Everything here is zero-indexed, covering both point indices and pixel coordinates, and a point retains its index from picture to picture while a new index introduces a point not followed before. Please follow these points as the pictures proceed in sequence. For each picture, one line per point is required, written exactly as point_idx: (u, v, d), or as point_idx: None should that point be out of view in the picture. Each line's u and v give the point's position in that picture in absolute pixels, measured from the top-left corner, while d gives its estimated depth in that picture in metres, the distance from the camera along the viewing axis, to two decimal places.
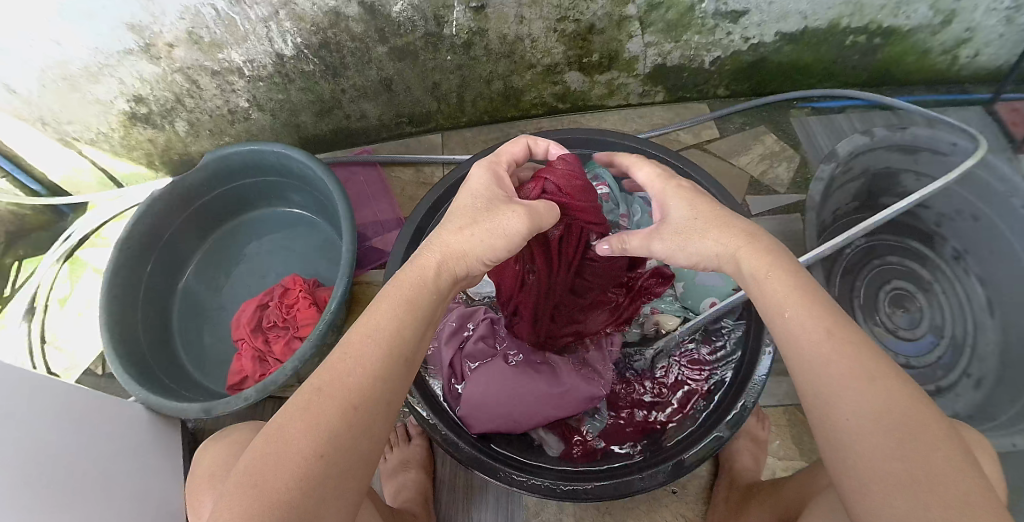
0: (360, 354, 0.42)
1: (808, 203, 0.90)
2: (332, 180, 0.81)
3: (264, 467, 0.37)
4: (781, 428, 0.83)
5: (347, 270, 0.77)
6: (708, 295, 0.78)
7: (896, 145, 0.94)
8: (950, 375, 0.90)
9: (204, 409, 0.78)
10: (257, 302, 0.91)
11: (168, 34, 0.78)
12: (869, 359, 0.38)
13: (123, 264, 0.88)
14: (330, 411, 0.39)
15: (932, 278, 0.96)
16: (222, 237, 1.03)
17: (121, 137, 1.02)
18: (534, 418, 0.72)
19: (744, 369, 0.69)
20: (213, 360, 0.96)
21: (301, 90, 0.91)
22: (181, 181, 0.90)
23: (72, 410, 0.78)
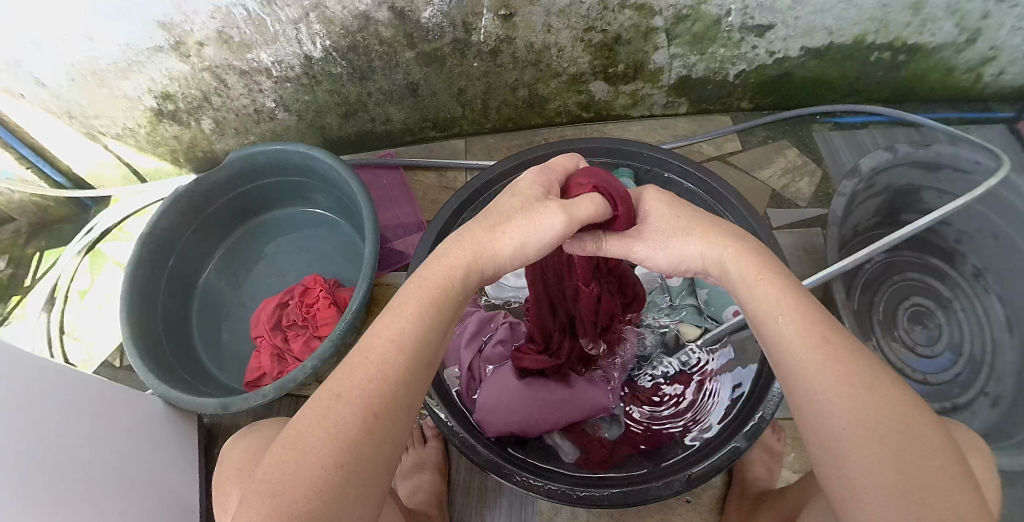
0: (382, 360, 0.41)
1: (830, 217, 0.89)
2: (356, 181, 0.82)
3: (283, 477, 0.37)
4: (797, 442, 0.82)
5: (369, 272, 0.78)
6: (731, 303, 0.78)
7: (919, 161, 0.93)
8: (966, 393, 0.89)
9: (221, 403, 0.78)
10: (277, 299, 0.92)
11: (199, 33, 0.79)
12: (860, 367, 0.38)
13: (145, 259, 0.89)
14: (347, 419, 0.38)
15: (951, 295, 0.95)
16: (243, 235, 1.04)
17: (147, 133, 1.03)
18: (545, 423, 0.72)
19: (761, 382, 0.69)
20: (231, 356, 0.97)
21: (327, 92, 0.92)
22: (205, 178, 0.91)
23: (84, 402, 0.77)
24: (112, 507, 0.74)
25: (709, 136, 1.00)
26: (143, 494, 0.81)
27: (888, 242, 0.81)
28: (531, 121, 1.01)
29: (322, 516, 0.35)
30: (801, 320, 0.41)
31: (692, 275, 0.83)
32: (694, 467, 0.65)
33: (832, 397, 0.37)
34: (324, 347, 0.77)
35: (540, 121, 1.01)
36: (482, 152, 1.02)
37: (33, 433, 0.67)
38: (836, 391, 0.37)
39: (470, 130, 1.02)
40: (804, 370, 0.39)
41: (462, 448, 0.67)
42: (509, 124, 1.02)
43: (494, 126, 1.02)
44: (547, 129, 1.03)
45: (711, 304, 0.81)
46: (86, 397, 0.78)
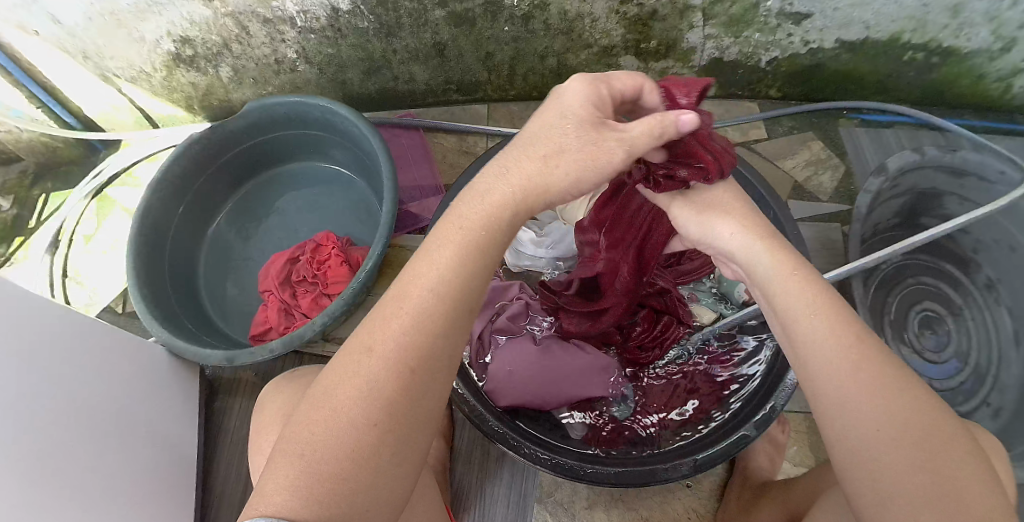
0: (416, 309, 0.37)
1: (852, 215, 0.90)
2: (377, 139, 0.79)
3: (320, 432, 0.35)
4: (800, 435, 0.82)
5: (386, 232, 0.76)
6: (741, 281, 0.76)
7: (944, 167, 0.91)
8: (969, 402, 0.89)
9: (227, 356, 0.77)
10: (288, 256, 0.90)
11: None
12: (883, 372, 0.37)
13: (157, 204, 0.88)
14: (382, 379, 0.36)
15: (963, 303, 0.94)
16: (255, 187, 1.03)
17: (164, 78, 1.01)
18: (555, 387, 0.72)
19: (772, 375, 0.69)
20: (237, 309, 0.97)
21: (352, 47, 0.89)
22: (221, 127, 0.90)
23: (90, 350, 0.77)
24: (112, 455, 0.75)
25: (736, 122, 0.99)
26: (147, 440, 0.82)
27: (913, 242, 0.80)
28: None
29: (372, 474, 0.35)
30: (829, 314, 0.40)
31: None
32: (700, 452, 0.65)
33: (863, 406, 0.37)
34: (334, 307, 0.76)
35: None
36: (506, 120, 0.99)
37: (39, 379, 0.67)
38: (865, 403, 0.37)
39: (495, 95, 0.99)
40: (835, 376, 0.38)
41: (468, 409, 0.67)
42: (535, 94, 0.99)
43: (519, 95, 0.99)
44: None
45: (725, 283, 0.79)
46: (92, 348, 0.78)
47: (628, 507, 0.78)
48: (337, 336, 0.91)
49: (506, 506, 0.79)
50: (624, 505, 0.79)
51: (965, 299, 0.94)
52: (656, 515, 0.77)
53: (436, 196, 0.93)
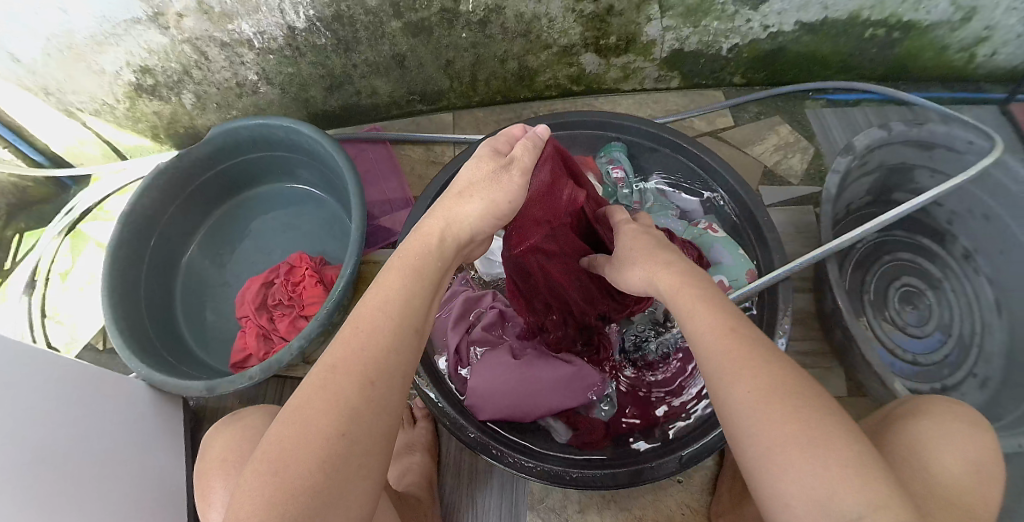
0: (372, 328, 0.40)
1: (825, 195, 0.85)
2: (343, 156, 0.79)
3: (286, 448, 0.36)
4: None
5: (356, 250, 0.75)
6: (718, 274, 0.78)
7: (911, 140, 0.91)
8: (956, 374, 0.89)
9: (207, 386, 0.76)
10: (262, 279, 0.90)
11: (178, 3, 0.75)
12: (769, 367, 0.38)
13: (127, 239, 0.87)
14: (347, 388, 0.37)
15: (942, 276, 0.95)
16: (227, 212, 1.02)
17: (126, 109, 1.00)
18: (535, 397, 0.71)
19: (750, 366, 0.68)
20: (217, 337, 0.96)
21: (312, 64, 0.88)
22: (188, 154, 0.89)
23: (74, 391, 0.76)
24: (100, 495, 0.73)
25: (702, 112, 0.98)
26: (133, 480, 0.81)
27: (883, 221, 0.80)
28: (520, 94, 0.98)
29: (328, 481, 0.35)
30: (708, 307, 0.44)
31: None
32: (686, 448, 0.65)
33: (746, 397, 0.37)
34: (310, 328, 0.75)
35: (530, 94, 0.98)
36: (472, 126, 0.98)
37: (26, 419, 0.67)
38: (756, 401, 0.37)
39: (459, 102, 0.99)
40: (733, 378, 0.38)
41: (449, 420, 0.66)
42: (499, 98, 0.98)
43: (483, 100, 0.98)
44: (538, 104, 1.00)
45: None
46: (77, 389, 0.77)
47: (621, 507, 0.78)
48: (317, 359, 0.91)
49: (499, 515, 0.78)
50: (618, 505, 0.78)
51: (943, 270, 0.95)
52: (649, 513, 0.77)
53: (405, 209, 0.92)
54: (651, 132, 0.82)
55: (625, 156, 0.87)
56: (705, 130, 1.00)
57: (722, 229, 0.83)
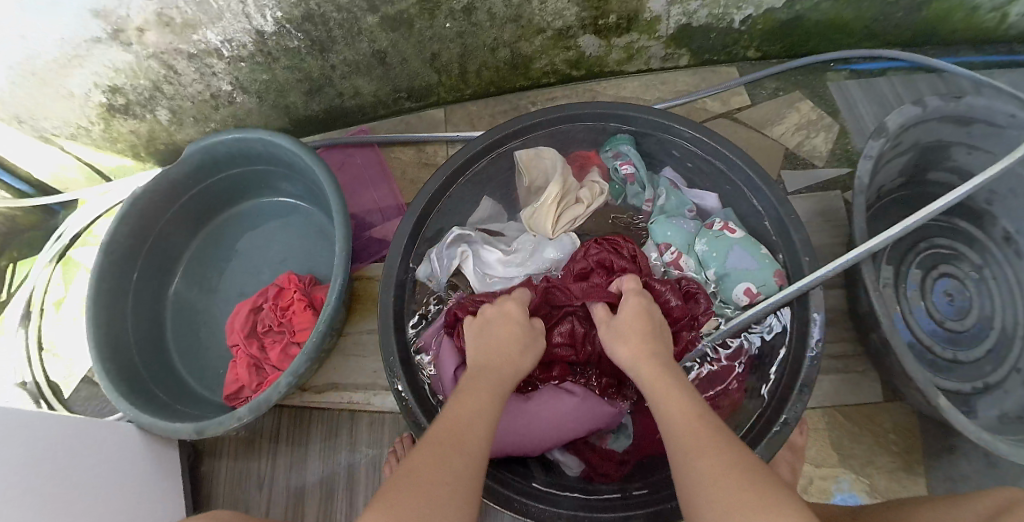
0: (510, 329, 0.60)
1: (856, 184, 0.71)
2: (321, 168, 0.71)
3: (417, 488, 0.38)
4: (818, 432, 0.79)
5: (342, 270, 0.68)
6: (742, 280, 0.68)
7: (948, 118, 0.77)
8: (998, 370, 0.79)
9: (196, 430, 0.70)
10: (250, 304, 0.83)
11: (137, 18, 0.69)
12: (722, 445, 0.40)
13: (110, 272, 0.81)
14: (479, 417, 0.46)
15: (980, 261, 0.85)
16: (209, 233, 0.95)
17: (103, 130, 0.94)
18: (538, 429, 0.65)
19: (782, 385, 0.62)
20: (210, 366, 0.90)
21: (287, 68, 0.81)
22: (164, 176, 0.82)
23: (85, 433, 0.70)
24: None
25: (715, 90, 0.90)
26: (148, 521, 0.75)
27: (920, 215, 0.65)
28: (516, 83, 0.91)
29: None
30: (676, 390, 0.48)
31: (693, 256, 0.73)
32: None
33: (694, 467, 0.39)
34: (296, 362, 0.68)
35: (525, 82, 0.91)
36: (464, 123, 0.92)
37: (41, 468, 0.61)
38: (704, 464, 0.39)
39: (449, 97, 0.92)
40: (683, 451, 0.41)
41: None
42: (492, 88, 0.91)
43: (476, 92, 0.92)
44: (534, 92, 0.93)
45: (724, 284, 0.71)
46: (88, 431, 0.71)
47: None
48: (314, 385, 0.86)
49: None
50: None
51: (982, 257, 0.85)
52: None
53: (397, 218, 0.86)
54: (660, 122, 0.72)
55: (634, 150, 0.78)
56: (719, 111, 0.93)
57: (742, 228, 0.73)
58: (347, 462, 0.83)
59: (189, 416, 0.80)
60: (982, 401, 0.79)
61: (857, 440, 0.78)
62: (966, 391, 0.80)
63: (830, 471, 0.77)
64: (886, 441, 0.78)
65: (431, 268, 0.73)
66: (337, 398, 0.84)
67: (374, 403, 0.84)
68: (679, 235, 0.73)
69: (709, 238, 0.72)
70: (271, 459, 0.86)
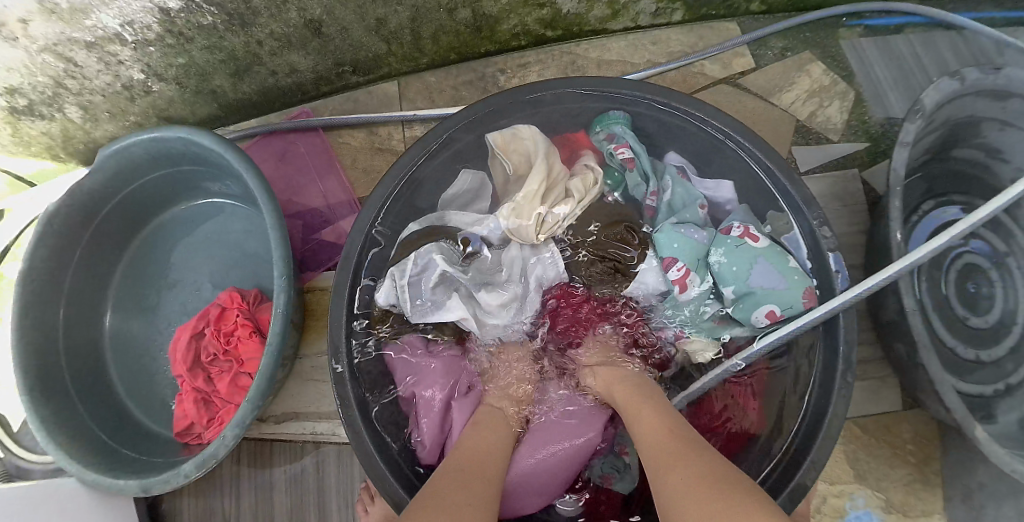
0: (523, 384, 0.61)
1: (891, 178, 0.60)
2: (252, 170, 0.58)
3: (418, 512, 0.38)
4: (835, 448, 0.69)
5: (286, 289, 0.57)
6: (767, 302, 0.58)
7: (983, 92, 0.66)
8: (1021, 370, 0.66)
9: (142, 487, 0.60)
10: (190, 329, 0.71)
11: (13, 7, 0.56)
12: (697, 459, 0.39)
13: (32, 303, 0.69)
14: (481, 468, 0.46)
15: (1008, 249, 0.71)
16: (142, 247, 0.83)
17: (9, 134, 0.78)
18: (528, 480, 0.57)
19: (806, 419, 0.53)
20: (157, 397, 0.78)
21: (205, 49, 0.68)
22: (76, 189, 0.69)
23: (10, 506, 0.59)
24: None
25: (714, 52, 0.80)
26: None
27: (957, 230, 0.49)
28: (480, 48, 0.79)
29: None
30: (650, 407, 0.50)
31: (707, 270, 0.62)
32: None
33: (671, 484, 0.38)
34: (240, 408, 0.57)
35: (491, 47, 0.80)
36: (421, 97, 0.81)
37: None
38: (681, 477, 0.38)
39: (404, 67, 0.80)
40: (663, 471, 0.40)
41: None
42: (453, 55, 0.80)
43: (433, 61, 0.80)
44: (501, 58, 0.82)
45: (742, 304, 0.61)
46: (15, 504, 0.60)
47: None
48: (273, 415, 0.74)
49: None
50: None
51: (1007, 244, 0.72)
52: None
53: (351, 213, 0.76)
54: (658, 100, 0.59)
55: (629, 131, 0.67)
56: (719, 76, 0.82)
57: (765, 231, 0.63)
58: (316, 499, 0.72)
59: (141, 460, 0.70)
60: (1003, 405, 0.66)
61: (875, 455, 0.69)
62: (986, 394, 0.68)
63: (846, 488, 0.68)
64: (905, 452, 0.69)
65: (396, 296, 0.61)
66: (297, 429, 0.73)
67: (340, 435, 0.73)
68: (689, 246, 0.61)
69: (725, 249, 0.61)
70: (234, 498, 0.75)
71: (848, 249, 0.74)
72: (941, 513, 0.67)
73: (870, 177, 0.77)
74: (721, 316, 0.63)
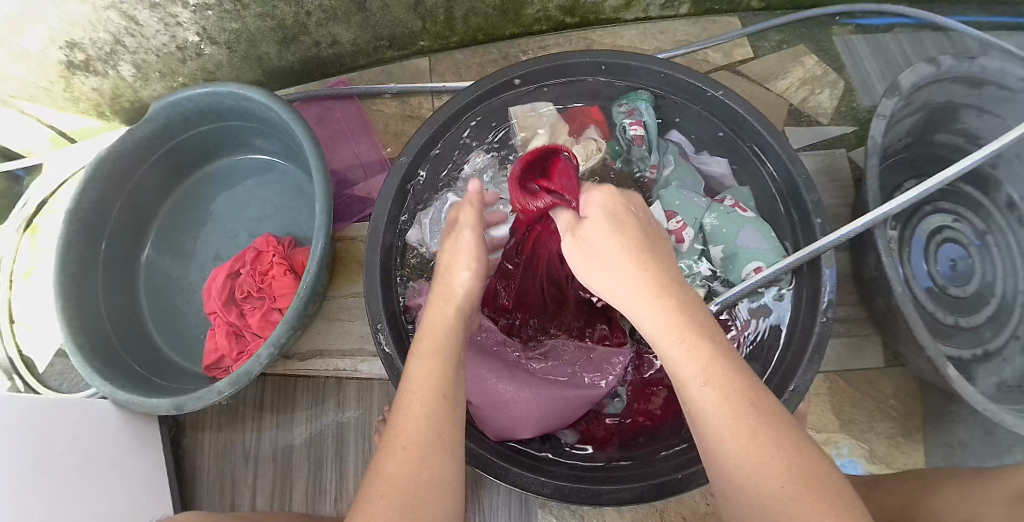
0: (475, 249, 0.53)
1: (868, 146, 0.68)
2: (301, 124, 0.66)
3: (398, 476, 0.38)
4: (820, 399, 0.77)
5: (325, 230, 0.64)
6: (752, 260, 0.67)
7: (960, 77, 0.74)
8: (999, 337, 0.76)
9: (175, 405, 0.67)
10: (227, 269, 0.78)
11: None
12: (773, 443, 0.33)
13: (74, 244, 0.76)
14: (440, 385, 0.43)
15: (984, 228, 0.81)
16: (183, 198, 0.90)
17: (63, 90, 0.85)
18: (543, 415, 0.63)
19: (786, 365, 0.61)
20: (191, 335, 0.86)
21: (258, 16, 0.75)
22: (129, 136, 0.76)
23: (66, 421, 0.67)
24: None
25: (717, 41, 0.86)
26: (137, 501, 0.74)
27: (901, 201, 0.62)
28: (505, 31, 0.86)
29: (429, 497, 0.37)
30: (665, 309, 0.39)
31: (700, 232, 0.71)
32: None
33: (734, 459, 0.34)
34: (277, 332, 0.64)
35: (515, 30, 0.86)
36: (450, 73, 0.87)
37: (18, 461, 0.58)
38: (759, 461, 0.33)
39: (435, 45, 0.86)
40: (718, 426, 0.35)
41: None
42: (480, 36, 0.86)
43: (462, 40, 0.86)
44: (526, 40, 0.88)
45: (730, 263, 0.70)
46: (71, 420, 0.68)
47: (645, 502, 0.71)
48: (299, 352, 0.82)
49: (508, 514, 0.73)
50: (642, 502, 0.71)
51: (985, 223, 0.81)
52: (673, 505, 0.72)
53: (382, 172, 0.83)
54: (669, 75, 0.67)
55: (651, 111, 0.73)
56: (721, 64, 0.89)
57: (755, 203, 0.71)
58: (334, 434, 0.80)
59: (171, 389, 0.77)
60: (983, 368, 0.76)
61: (858, 406, 0.77)
62: (966, 357, 0.77)
63: (830, 436, 0.76)
64: (887, 407, 0.77)
65: (422, 233, 0.70)
66: (321, 365, 0.81)
67: (362, 371, 0.81)
68: (687, 208, 0.71)
69: (718, 214, 0.70)
70: (255, 433, 0.83)
71: (834, 223, 0.81)
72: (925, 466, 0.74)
73: (856, 155, 0.84)
74: (711, 277, 0.71)
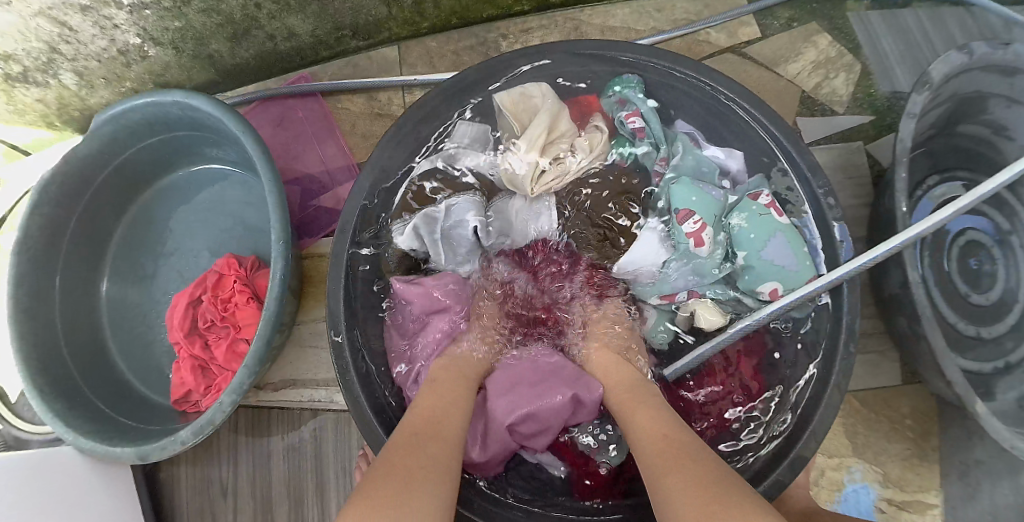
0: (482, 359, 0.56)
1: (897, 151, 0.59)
2: (251, 136, 0.59)
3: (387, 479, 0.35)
4: (833, 422, 0.70)
5: (285, 257, 0.57)
6: (771, 279, 0.59)
7: (992, 67, 0.64)
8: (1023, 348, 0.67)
9: (137, 454, 0.61)
10: (187, 296, 0.71)
11: None
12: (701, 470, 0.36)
13: (25, 272, 0.69)
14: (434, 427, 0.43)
15: (1011, 228, 0.71)
16: (140, 216, 0.83)
17: (3, 101, 0.77)
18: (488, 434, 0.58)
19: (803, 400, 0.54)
20: (156, 367, 0.79)
21: (202, 12, 0.67)
22: (72, 154, 0.69)
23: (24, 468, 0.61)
24: None
25: (719, 20, 0.78)
26: None
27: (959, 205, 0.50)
28: (484, 13, 0.78)
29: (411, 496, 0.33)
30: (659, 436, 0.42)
31: (724, 233, 0.63)
32: None
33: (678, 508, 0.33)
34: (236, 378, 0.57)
35: (496, 11, 0.78)
36: (423, 63, 0.79)
37: None
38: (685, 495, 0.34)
39: (405, 32, 0.79)
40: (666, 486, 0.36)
41: None
42: (456, 19, 0.78)
43: (435, 25, 0.78)
44: (507, 23, 0.80)
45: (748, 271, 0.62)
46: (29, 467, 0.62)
47: None
48: (271, 382, 0.75)
49: None
50: None
51: (1009, 222, 0.71)
52: None
53: (351, 180, 0.76)
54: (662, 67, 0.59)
55: (642, 96, 0.67)
56: (724, 45, 0.81)
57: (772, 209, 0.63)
58: (313, 466, 0.73)
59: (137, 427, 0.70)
60: (1000, 382, 0.66)
61: (873, 428, 0.69)
62: (984, 372, 0.68)
63: (843, 460, 0.69)
64: (903, 427, 0.69)
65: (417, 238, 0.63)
66: (296, 397, 0.74)
67: (338, 402, 0.73)
68: (704, 202, 0.61)
69: (747, 214, 0.62)
70: (231, 465, 0.76)
71: (851, 225, 0.74)
72: (938, 490, 0.67)
73: (874, 148, 0.76)
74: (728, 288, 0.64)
